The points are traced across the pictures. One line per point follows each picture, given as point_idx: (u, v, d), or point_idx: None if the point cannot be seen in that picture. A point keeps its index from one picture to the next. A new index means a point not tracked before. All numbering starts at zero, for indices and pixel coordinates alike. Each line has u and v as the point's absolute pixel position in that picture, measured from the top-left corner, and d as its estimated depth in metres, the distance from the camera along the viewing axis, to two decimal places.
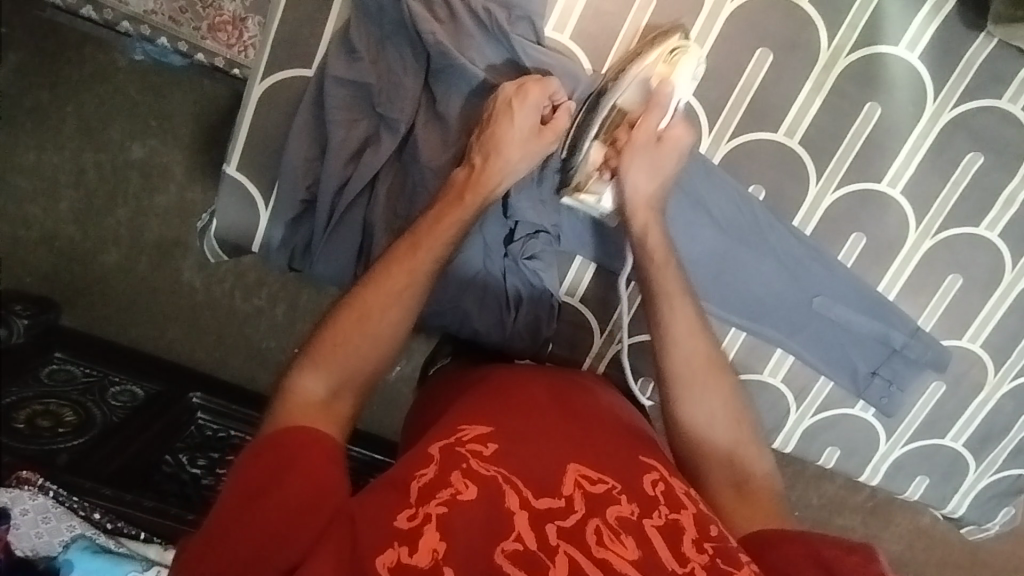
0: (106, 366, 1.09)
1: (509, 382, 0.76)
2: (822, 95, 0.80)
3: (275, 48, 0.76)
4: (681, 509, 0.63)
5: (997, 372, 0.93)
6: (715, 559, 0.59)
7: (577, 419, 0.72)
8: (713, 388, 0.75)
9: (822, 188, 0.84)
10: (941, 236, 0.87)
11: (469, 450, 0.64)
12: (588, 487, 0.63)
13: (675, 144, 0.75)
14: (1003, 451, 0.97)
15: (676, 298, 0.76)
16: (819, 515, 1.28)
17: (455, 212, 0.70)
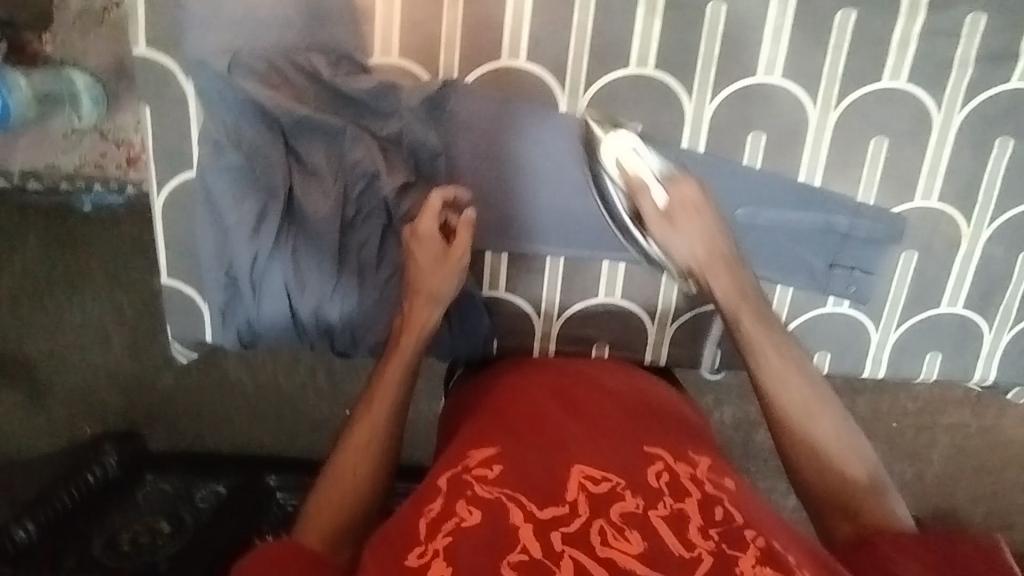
0: (193, 472, 1.08)
1: (513, 394, 0.75)
2: (659, 15, 0.79)
3: (159, 162, 0.84)
4: (685, 497, 0.60)
5: (970, 221, 0.85)
6: (722, 546, 0.55)
7: (583, 413, 0.71)
8: (781, 373, 0.67)
9: (698, 102, 0.82)
10: (844, 104, 0.81)
11: (475, 476, 0.62)
12: (590, 487, 0.60)
13: (691, 203, 0.71)
14: (1014, 301, 0.88)
15: (735, 295, 0.70)
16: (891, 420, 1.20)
17: (397, 357, 0.74)
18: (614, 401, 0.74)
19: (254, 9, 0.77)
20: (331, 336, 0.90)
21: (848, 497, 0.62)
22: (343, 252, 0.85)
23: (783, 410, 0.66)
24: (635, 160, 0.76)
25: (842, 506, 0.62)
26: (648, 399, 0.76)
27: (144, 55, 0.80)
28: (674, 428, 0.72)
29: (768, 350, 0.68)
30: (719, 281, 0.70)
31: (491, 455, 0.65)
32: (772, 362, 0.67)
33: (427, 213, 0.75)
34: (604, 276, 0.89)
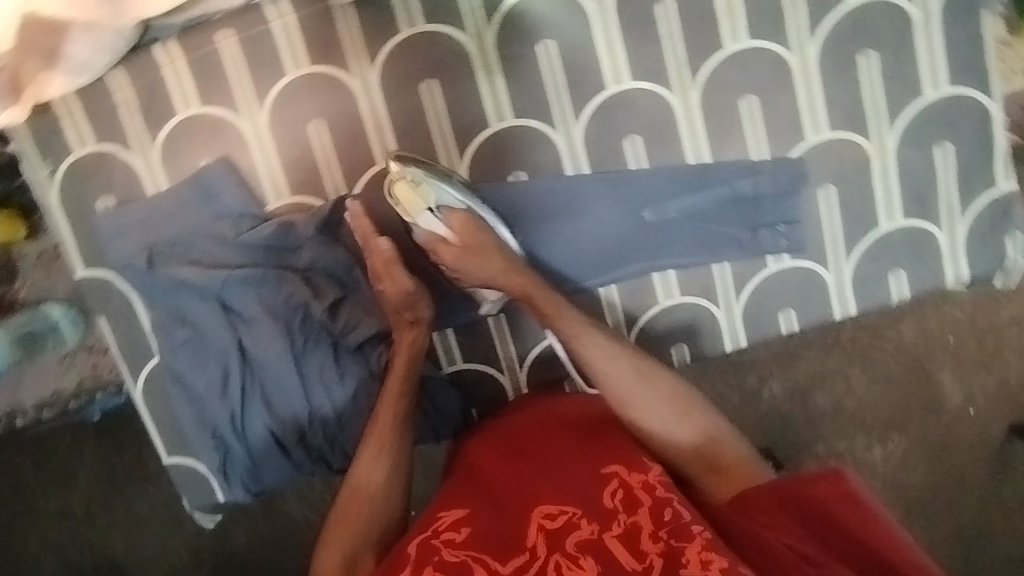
0: None
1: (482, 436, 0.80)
2: (498, 72, 0.84)
3: (128, 361, 0.92)
4: (638, 507, 0.66)
5: (869, 137, 0.85)
6: (669, 542, 0.62)
7: (544, 449, 0.74)
8: (656, 392, 0.78)
9: (566, 131, 0.86)
10: (700, 80, 0.84)
11: (443, 540, 0.67)
12: (547, 526, 0.66)
13: (468, 233, 0.83)
14: (952, 193, 0.86)
15: (583, 334, 0.80)
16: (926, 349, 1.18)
17: (385, 415, 0.81)
18: (573, 429, 0.77)
19: (156, 204, 0.86)
20: (326, 459, 0.94)
21: (703, 447, 0.76)
22: (306, 381, 0.90)
23: (643, 416, 0.77)
24: (410, 189, 0.83)
25: (715, 473, 0.75)
26: (596, 415, 0.78)
27: (85, 276, 0.89)
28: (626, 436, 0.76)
29: (614, 355, 0.79)
30: (529, 288, 0.82)
31: (461, 517, 0.70)
32: (627, 378, 0.78)
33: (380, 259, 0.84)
34: None
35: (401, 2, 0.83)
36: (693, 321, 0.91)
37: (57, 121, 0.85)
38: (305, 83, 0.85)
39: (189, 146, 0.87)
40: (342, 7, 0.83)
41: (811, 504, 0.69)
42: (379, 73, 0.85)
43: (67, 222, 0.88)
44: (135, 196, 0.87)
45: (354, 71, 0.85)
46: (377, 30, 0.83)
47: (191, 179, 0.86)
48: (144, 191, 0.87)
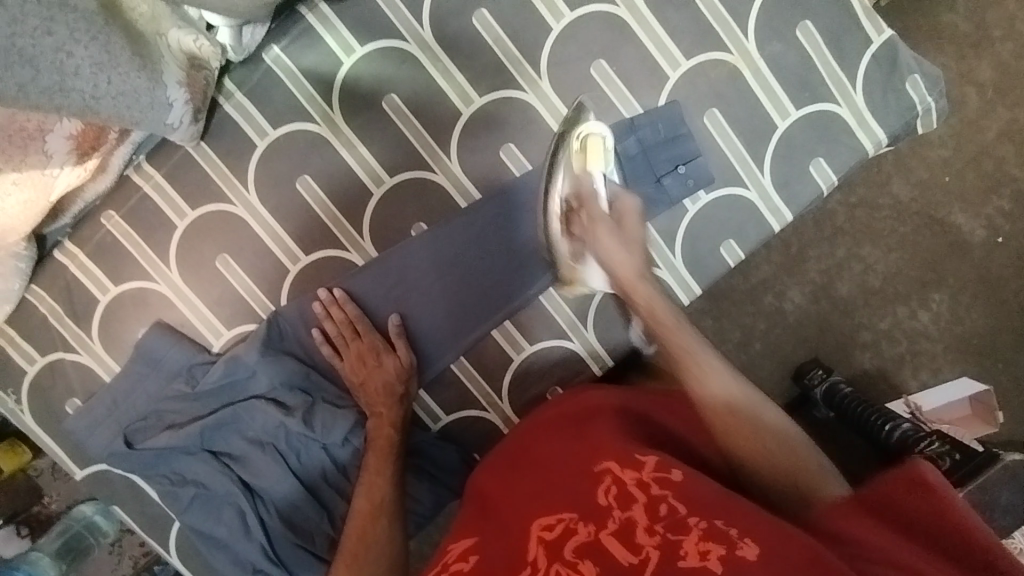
0: None
1: (486, 474, 0.78)
2: (359, 143, 0.86)
3: (154, 535, 0.96)
4: (633, 502, 0.60)
5: (729, 49, 0.83)
6: (666, 535, 0.56)
7: (546, 459, 0.72)
8: (739, 395, 0.69)
9: (445, 168, 0.86)
10: (545, 69, 0.84)
11: (450, 571, 0.64)
12: (546, 537, 0.60)
13: (630, 219, 0.78)
14: (832, 65, 0.83)
15: (677, 332, 0.74)
16: (931, 201, 1.25)
17: (375, 477, 0.84)
18: (570, 435, 0.74)
19: (115, 388, 0.90)
20: None
21: (802, 475, 0.64)
22: (314, 489, 0.93)
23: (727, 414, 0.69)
24: (592, 152, 0.82)
25: (788, 469, 0.65)
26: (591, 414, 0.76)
27: (85, 475, 0.94)
28: (622, 426, 0.71)
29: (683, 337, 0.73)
30: (638, 294, 0.76)
31: (468, 548, 0.66)
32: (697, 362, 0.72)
33: (350, 345, 0.88)
34: (505, 341, 0.91)
35: (246, 119, 0.85)
36: None
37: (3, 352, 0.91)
38: (195, 226, 0.88)
39: (121, 325, 0.90)
40: (195, 147, 0.86)
41: (885, 504, 0.57)
42: (255, 189, 0.87)
43: (50, 435, 0.93)
44: (95, 388, 0.92)
45: (233, 197, 0.87)
46: (236, 153, 0.86)
47: (134, 352, 0.90)
48: (102, 380, 0.92)
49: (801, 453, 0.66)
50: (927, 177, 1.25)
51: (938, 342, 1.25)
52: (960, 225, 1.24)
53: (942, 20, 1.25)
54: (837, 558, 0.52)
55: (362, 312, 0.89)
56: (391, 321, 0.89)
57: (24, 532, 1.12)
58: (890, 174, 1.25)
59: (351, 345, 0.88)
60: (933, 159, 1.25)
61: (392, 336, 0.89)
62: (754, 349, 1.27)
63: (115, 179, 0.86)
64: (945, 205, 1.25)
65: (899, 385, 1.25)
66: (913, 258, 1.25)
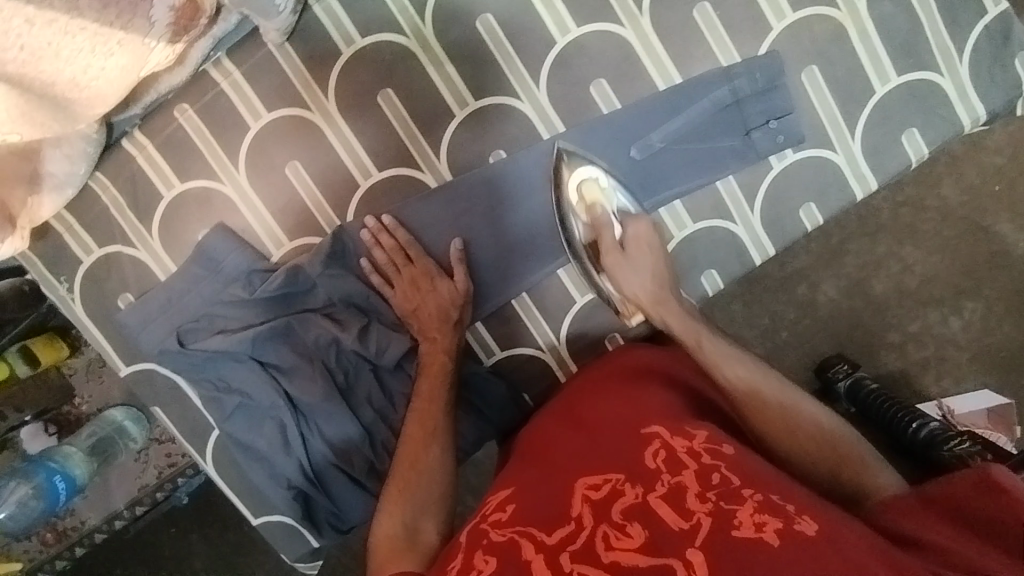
0: None
1: (530, 437, 0.77)
2: (447, 62, 0.83)
3: (191, 440, 0.95)
4: (683, 468, 0.59)
5: (838, 4, 0.81)
6: (719, 503, 0.54)
7: (590, 422, 0.72)
8: (786, 397, 0.72)
9: (530, 97, 0.84)
10: (648, 5, 0.81)
11: (489, 522, 0.61)
12: (592, 496, 0.58)
13: (645, 240, 0.81)
14: (940, 33, 0.81)
15: (705, 339, 0.77)
16: (995, 198, 1.23)
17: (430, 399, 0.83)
18: (614, 399, 0.74)
19: (171, 287, 0.89)
20: None
21: (847, 472, 0.66)
22: (357, 411, 0.92)
23: (788, 437, 0.69)
24: (597, 193, 0.84)
25: (838, 456, 0.67)
26: (642, 372, 0.77)
27: (130, 372, 0.93)
28: (668, 399, 0.71)
29: (710, 338, 0.77)
30: (666, 318, 0.79)
31: (505, 498, 0.64)
32: (720, 350, 0.76)
33: (401, 272, 0.86)
34: (568, 282, 0.90)
35: (333, 25, 0.83)
36: (715, 246, 0.87)
37: (59, 238, 0.89)
38: (269, 130, 0.86)
39: (182, 224, 0.89)
40: (279, 47, 0.83)
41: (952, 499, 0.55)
42: (335, 98, 0.85)
43: (99, 328, 0.92)
44: (150, 285, 0.90)
45: (311, 104, 0.85)
46: (319, 59, 0.84)
47: (194, 253, 0.88)
48: (157, 278, 0.90)
49: (847, 445, 0.68)
50: (979, 183, 1.24)
51: (967, 350, 1.23)
52: (1006, 237, 1.23)
53: None
54: (897, 554, 0.51)
55: (413, 239, 0.87)
56: (453, 246, 0.87)
57: (51, 430, 1.12)
58: (959, 167, 1.23)
59: (409, 268, 0.86)
60: (993, 163, 1.23)
61: (452, 262, 0.87)
62: (782, 338, 1.26)
63: (193, 72, 0.84)
64: (998, 211, 1.23)
65: (929, 388, 1.24)
66: (969, 256, 1.24)
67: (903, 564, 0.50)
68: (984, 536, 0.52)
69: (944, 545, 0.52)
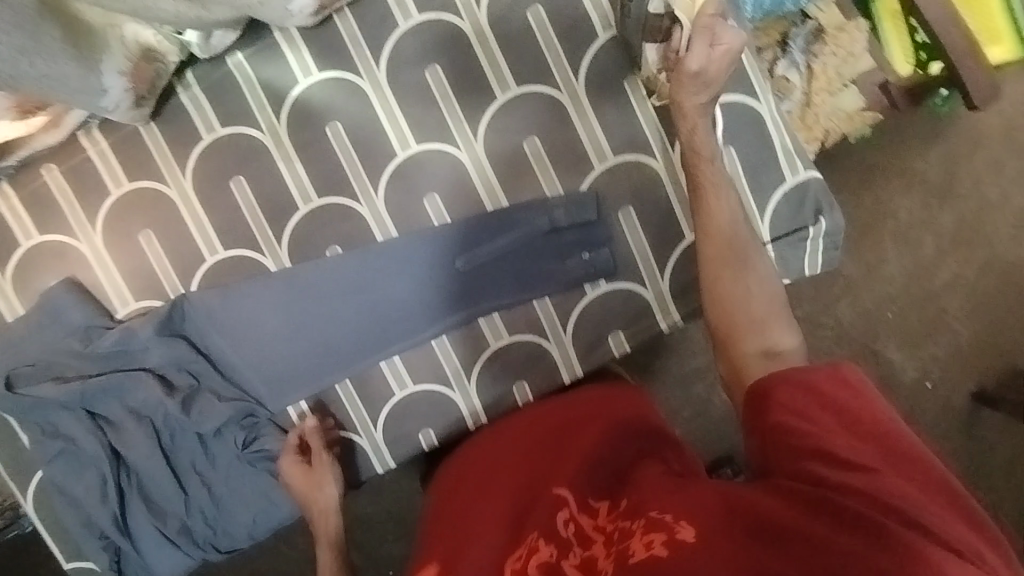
0: None
1: (455, 476, 0.83)
2: (297, 159, 0.90)
3: (16, 478, 0.98)
4: (593, 542, 0.65)
5: (655, 155, 0.89)
6: (618, 545, 0.63)
7: (506, 484, 0.76)
8: (757, 288, 0.76)
9: (369, 202, 0.91)
10: (482, 132, 0.89)
11: None
12: (516, 565, 0.66)
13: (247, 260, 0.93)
14: (746, 195, 0.88)
15: (745, 274, 0.76)
16: (858, 328, 1.35)
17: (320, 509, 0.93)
18: (526, 455, 0.79)
19: (12, 331, 0.93)
20: (212, 541, 0.99)
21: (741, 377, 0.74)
22: (177, 471, 0.96)
23: (772, 344, 0.74)
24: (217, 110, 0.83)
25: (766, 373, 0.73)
26: (541, 420, 0.83)
27: None
28: (582, 438, 0.76)
29: (733, 275, 0.76)
30: (717, 203, 0.78)
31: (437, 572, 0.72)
32: (736, 287, 0.76)
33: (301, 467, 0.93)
34: (390, 374, 0.95)
35: (197, 113, 0.90)
36: (528, 359, 0.94)
37: None
38: (128, 198, 0.92)
39: (35, 273, 0.94)
40: (145, 126, 0.90)
41: (836, 403, 0.65)
42: (191, 179, 0.91)
43: None
44: None
45: (170, 181, 0.91)
46: (181, 141, 0.90)
47: (38, 302, 0.93)
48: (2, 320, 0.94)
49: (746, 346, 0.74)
50: (872, 309, 1.36)
51: None
52: (895, 361, 1.35)
53: (914, 165, 1.38)
54: (798, 519, 0.57)
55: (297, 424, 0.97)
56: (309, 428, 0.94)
57: None
58: (839, 296, 1.35)
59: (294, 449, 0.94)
60: (881, 294, 1.36)
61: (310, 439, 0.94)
62: None
63: (63, 136, 0.91)
64: (887, 336, 1.35)
65: None
66: None
67: (753, 514, 0.59)
68: (897, 514, 0.56)
69: (853, 506, 0.57)
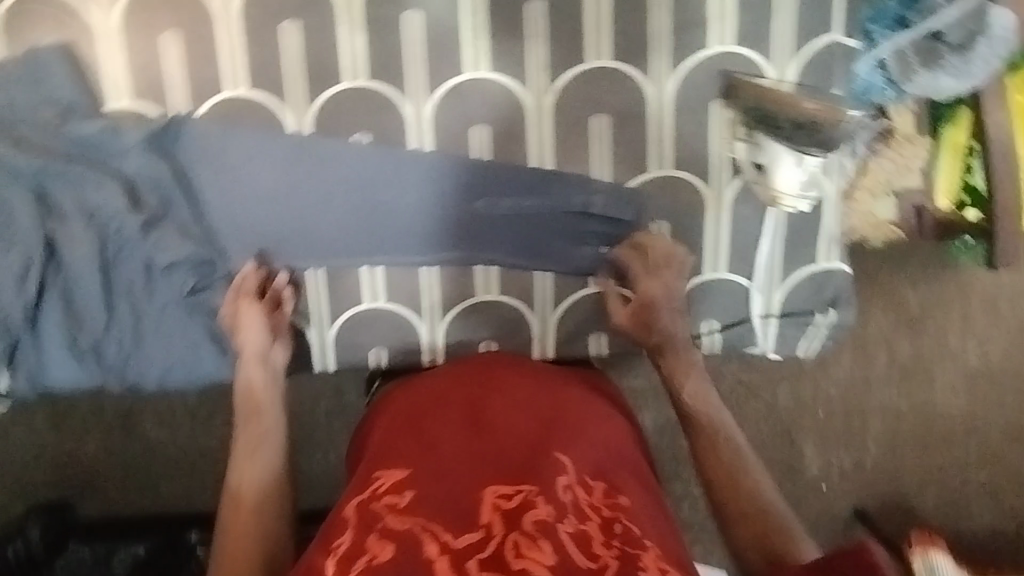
0: (113, 538, 1.14)
1: (428, 397, 0.80)
2: (361, 30, 0.83)
3: None
4: (588, 520, 0.66)
5: (710, 183, 0.87)
6: (624, 549, 0.64)
7: (497, 427, 0.74)
8: (691, 386, 0.80)
9: (416, 105, 0.85)
10: (556, 87, 0.85)
11: (386, 505, 0.67)
12: (504, 506, 0.65)
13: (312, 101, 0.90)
14: (775, 256, 0.89)
15: (690, 369, 0.81)
16: None
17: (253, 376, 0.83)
18: (523, 408, 0.77)
19: None
20: (119, 371, 0.93)
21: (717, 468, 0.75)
22: (110, 287, 0.90)
23: (697, 399, 0.79)
24: None
25: (729, 478, 0.74)
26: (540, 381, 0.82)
27: None
28: (589, 425, 0.77)
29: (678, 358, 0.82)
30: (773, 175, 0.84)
31: (404, 479, 0.69)
32: (690, 382, 0.80)
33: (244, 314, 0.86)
34: (366, 282, 0.90)
35: None
36: (507, 323, 0.91)
37: None
38: None
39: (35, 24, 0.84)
40: None
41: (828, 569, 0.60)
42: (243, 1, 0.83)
43: None
44: None
45: None
46: None
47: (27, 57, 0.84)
48: None
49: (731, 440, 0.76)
50: None
51: None
52: None
53: None
54: None
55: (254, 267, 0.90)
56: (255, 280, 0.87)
57: None
58: None
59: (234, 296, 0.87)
60: None
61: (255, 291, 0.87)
62: None
63: None
64: None
65: None
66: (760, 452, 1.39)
67: None
68: None
69: None
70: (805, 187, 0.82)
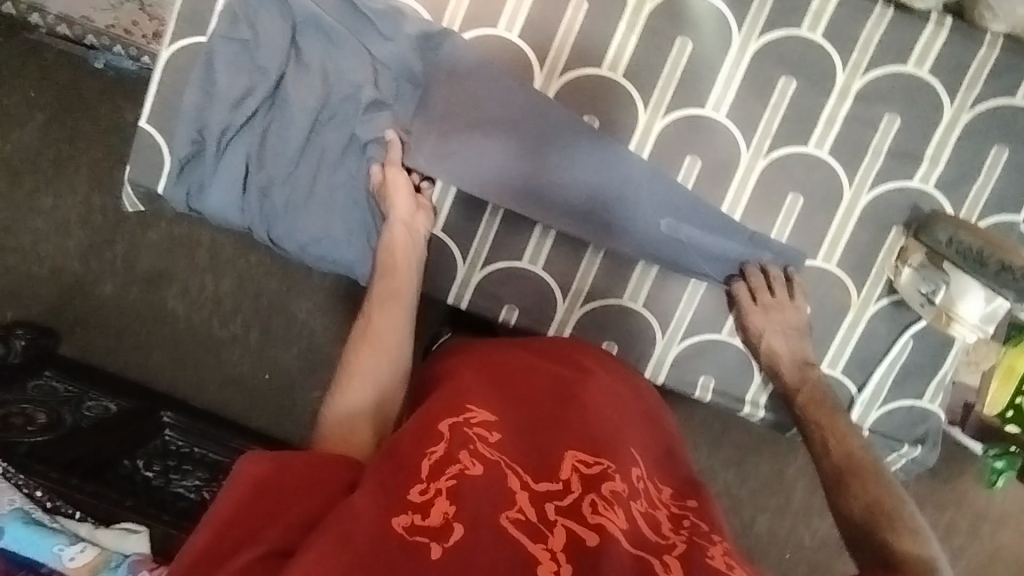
0: (88, 386, 1.18)
1: (514, 359, 0.79)
2: (637, 33, 0.91)
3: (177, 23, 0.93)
4: (660, 510, 0.66)
5: (861, 293, 0.95)
6: (693, 537, 0.62)
7: (581, 404, 0.74)
8: (836, 426, 0.85)
9: (651, 116, 0.93)
10: (773, 155, 0.93)
11: (475, 432, 0.65)
12: (584, 470, 0.65)
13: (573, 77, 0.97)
14: (886, 381, 0.97)
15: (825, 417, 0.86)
16: None
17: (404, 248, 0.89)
18: (609, 400, 0.78)
19: None
20: (270, 219, 0.96)
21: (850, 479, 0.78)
22: (306, 145, 0.94)
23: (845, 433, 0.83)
24: None
25: (851, 476, 0.78)
26: (620, 383, 0.83)
27: None
28: (654, 436, 0.78)
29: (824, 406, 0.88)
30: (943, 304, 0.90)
31: (491, 421, 0.68)
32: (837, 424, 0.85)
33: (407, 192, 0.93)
34: (533, 245, 0.97)
35: None
36: (636, 334, 0.99)
37: None
38: None
39: None
40: None
41: None
42: None
43: None
44: None
45: None
46: None
47: None
48: None
49: (851, 454, 0.81)
50: None
51: None
52: None
53: None
54: None
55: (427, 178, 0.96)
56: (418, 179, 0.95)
57: None
58: None
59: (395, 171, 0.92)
60: None
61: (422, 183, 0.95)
62: None
63: None
64: None
65: None
66: None
67: None
68: None
69: None
70: (983, 320, 0.88)
